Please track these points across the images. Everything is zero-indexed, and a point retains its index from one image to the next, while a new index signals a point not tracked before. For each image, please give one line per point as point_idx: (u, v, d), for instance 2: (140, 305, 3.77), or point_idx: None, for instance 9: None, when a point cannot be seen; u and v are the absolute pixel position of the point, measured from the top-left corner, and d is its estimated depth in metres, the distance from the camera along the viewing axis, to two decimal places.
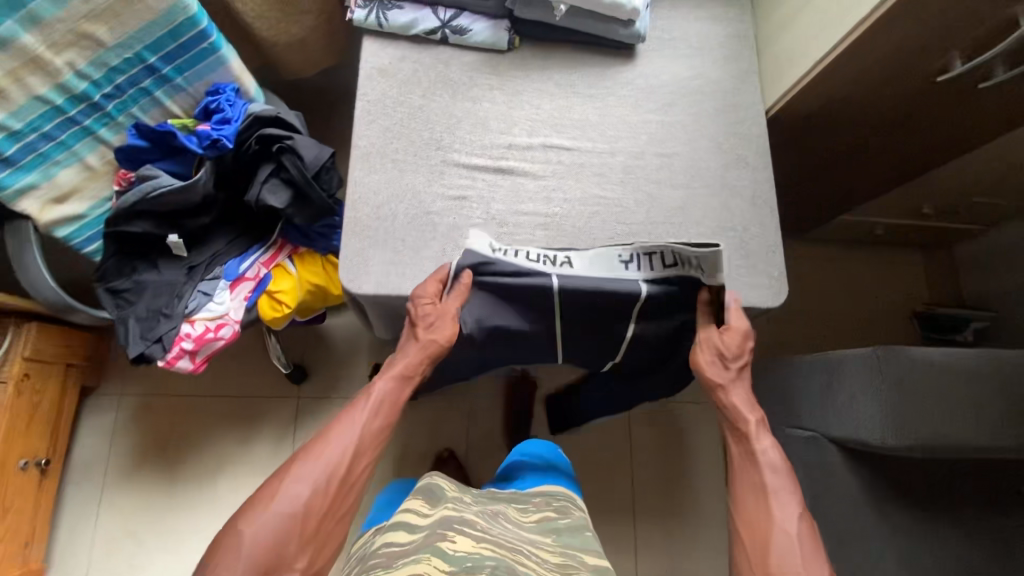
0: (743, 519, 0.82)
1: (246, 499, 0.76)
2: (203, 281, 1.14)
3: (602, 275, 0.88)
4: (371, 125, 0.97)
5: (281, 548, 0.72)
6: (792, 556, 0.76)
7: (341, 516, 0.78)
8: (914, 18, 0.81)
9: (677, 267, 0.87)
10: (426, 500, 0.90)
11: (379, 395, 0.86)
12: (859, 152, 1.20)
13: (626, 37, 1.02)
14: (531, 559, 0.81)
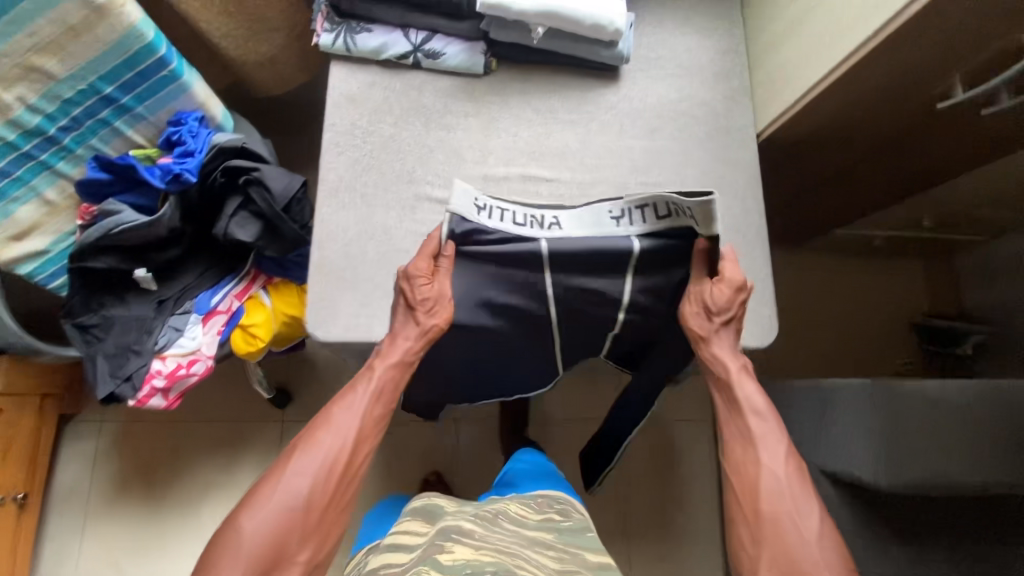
0: (732, 462, 0.85)
1: (246, 495, 0.77)
2: (173, 315, 1.11)
3: (591, 234, 0.77)
4: (339, 157, 0.92)
5: (283, 541, 0.74)
6: (781, 497, 0.80)
7: (344, 503, 0.80)
8: (914, 44, 0.75)
9: (672, 218, 0.76)
10: (425, 521, 0.89)
11: (381, 379, 0.85)
12: (856, 170, 1.15)
13: (608, 58, 0.96)
14: (531, 562, 0.78)
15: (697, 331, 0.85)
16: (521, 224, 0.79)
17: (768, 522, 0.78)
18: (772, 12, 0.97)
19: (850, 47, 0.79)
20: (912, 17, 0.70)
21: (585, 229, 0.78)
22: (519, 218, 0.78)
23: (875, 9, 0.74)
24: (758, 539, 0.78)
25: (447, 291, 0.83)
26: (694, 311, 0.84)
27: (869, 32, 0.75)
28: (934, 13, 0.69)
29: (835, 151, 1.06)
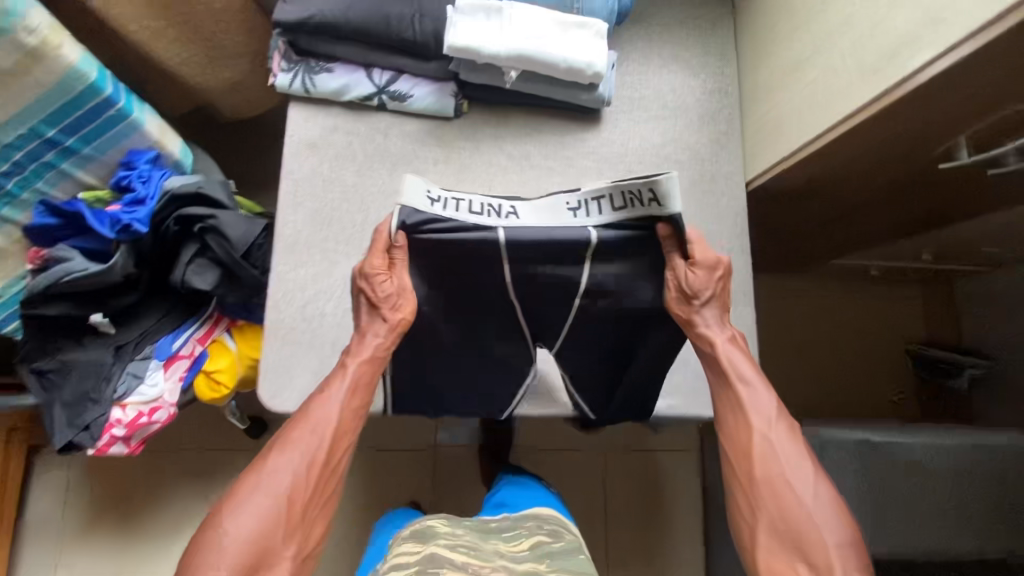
0: (727, 434, 0.77)
1: (223, 496, 0.70)
2: (132, 362, 1.06)
3: (549, 227, 0.73)
4: (297, 210, 0.86)
5: (267, 544, 0.67)
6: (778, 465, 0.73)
7: (329, 496, 0.74)
8: (920, 112, 0.68)
9: (628, 208, 0.72)
10: (416, 543, 0.84)
11: (354, 375, 0.77)
12: (852, 214, 1.09)
13: (588, 102, 0.90)
14: None
15: (679, 315, 0.78)
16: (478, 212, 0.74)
17: (768, 492, 0.71)
18: (766, 53, 0.90)
19: (843, 111, 0.72)
20: (910, 91, 0.64)
21: (543, 220, 0.73)
22: (474, 206, 0.73)
23: (872, 74, 0.68)
24: (757, 511, 0.71)
25: (408, 284, 0.78)
26: (673, 295, 0.78)
27: (864, 99, 0.69)
28: (934, 88, 0.63)
29: (829, 198, 0.99)
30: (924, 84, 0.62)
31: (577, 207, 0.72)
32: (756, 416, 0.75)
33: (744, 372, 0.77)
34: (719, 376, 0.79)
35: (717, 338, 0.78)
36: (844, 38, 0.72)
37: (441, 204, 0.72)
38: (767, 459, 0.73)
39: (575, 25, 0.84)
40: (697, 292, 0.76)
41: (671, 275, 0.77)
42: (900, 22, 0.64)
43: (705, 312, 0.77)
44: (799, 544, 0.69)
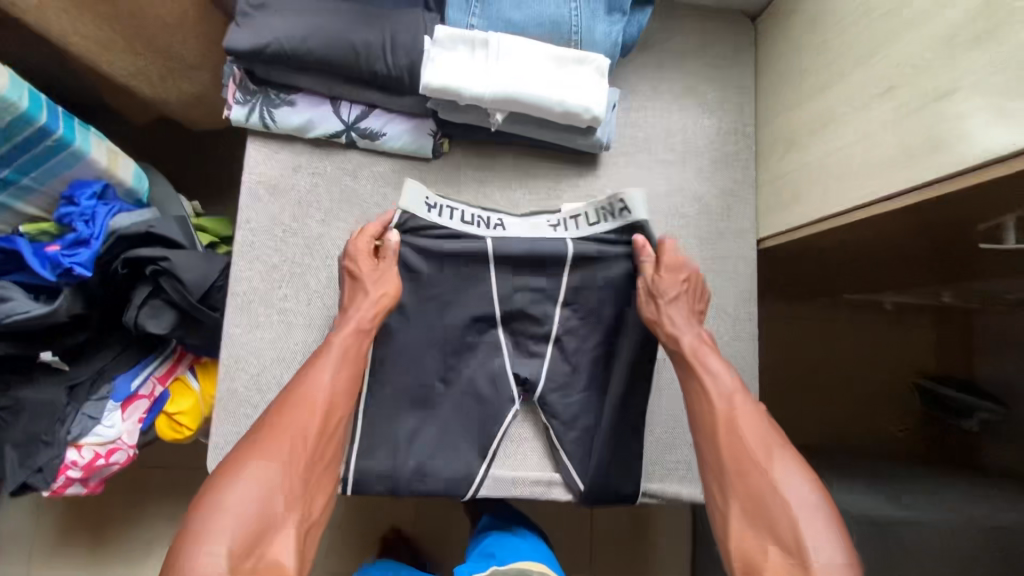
0: (697, 420, 0.68)
1: (210, 477, 0.59)
2: (88, 402, 0.98)
3: (530, 241, 0.78)
4: (254, 263, 0.77)
5: (267, 518, 0.57)
6: (743, 441, 0.63)
7: (328, 464, 0.64)
8: (974, 198, 0.58)
9: (603, 222, 0.78)
10: None
11: (341, 342, 0.70)
12: (871, 266, 0.99)
13: (585, 146, 0.80)
14: None
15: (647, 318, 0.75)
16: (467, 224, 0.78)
17: (735, 472, 0.62)
18: (789, 96, 0.79)
19: (882, 188, 0.62)
20: (953, 191, 0.55)
21: (526, 233, 0.78)
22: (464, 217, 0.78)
23: (915, 157, 0.58)
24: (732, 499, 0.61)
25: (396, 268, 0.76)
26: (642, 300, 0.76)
27: (900, 185, 0.60)
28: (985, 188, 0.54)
29: (849, 255, 0.90)
30: (978, 185, 0.53)
31: (558, 224, 0.78)
32: (721, 396, 0.67)
33: (706, 358, 0.70)
34: (686, 374, 0.71)
35: (679, 328, 0.72)
36: (887, 105, 0.62)
37: (436, 211, 0.77)
38: (736, 437, 0.64)
39: (572, 61, 0.73)
40: (666, 288, 0.73)
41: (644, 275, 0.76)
42: (956, 105, 0.54)
43: (677, 307, 0.73)
44: (768, 524, 0.58)
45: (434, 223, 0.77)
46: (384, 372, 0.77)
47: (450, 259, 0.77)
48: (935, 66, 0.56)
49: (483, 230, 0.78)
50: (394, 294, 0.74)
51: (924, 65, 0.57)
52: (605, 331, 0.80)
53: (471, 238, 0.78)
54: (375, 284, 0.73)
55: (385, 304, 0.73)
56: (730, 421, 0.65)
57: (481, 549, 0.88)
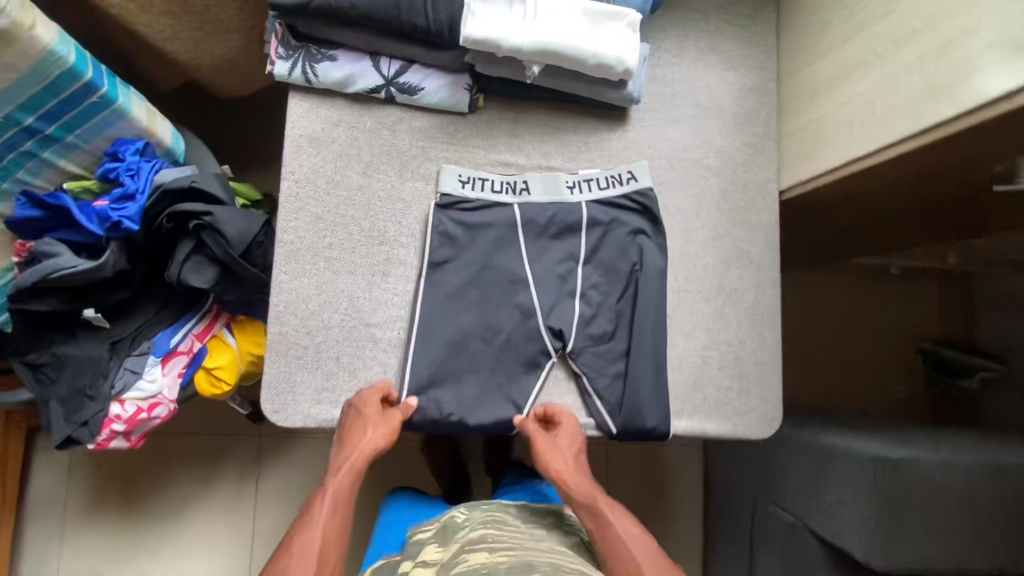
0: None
1: None
2: (130, 357, 1.01)
3: (556, 203, 0.83)
4: (299, 213, 0.80)
5: None
6: None
7: None
8: (997, 133, 0.62)
9: (615, 187, 0.84)
10: (436, 538, 0.78)
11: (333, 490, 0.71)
12: (883, 222, 1.03)
13: (615, 99, 0.83)
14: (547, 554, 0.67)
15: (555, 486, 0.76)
16: (498, 191, 0.83)
17: None
18: (812, 51, 0.82)
19: (906, 128, 0.66)
20: (970, 126, 0.59)
21: (552, 196, 0.84)
22: (495, 185, 0.83)
23: (937, 98, 0.62)
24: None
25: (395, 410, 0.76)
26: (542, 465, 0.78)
27: (921, 126, 0.64)
28: (1002, 121, 0.58)
29: (861, 209, 0.94)
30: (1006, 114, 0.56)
31: (574, 186, 0.84)
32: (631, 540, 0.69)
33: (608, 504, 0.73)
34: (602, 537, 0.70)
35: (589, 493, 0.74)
36: (910, 50, 0.65)
37: (470, 185, 0.82)
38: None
39: (604, 16, 0.76)
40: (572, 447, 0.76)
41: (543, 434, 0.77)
42: (978, 44, 0.58)
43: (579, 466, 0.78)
44: None
45: (467, 196, 0.82)
46: (425, 317, 0.80)
47: (486, 216, 0.82)
48: (958, 8, 0.59)
49: (512, 196, 0.83)
50: (391, 436, 0.74)
51: (948, 9, 0.61)
52: (631, 279, 0.83)
53: (504, 200, 0.83)
54: (375, 424, 0.74)
55: (379, 444, 0.73)
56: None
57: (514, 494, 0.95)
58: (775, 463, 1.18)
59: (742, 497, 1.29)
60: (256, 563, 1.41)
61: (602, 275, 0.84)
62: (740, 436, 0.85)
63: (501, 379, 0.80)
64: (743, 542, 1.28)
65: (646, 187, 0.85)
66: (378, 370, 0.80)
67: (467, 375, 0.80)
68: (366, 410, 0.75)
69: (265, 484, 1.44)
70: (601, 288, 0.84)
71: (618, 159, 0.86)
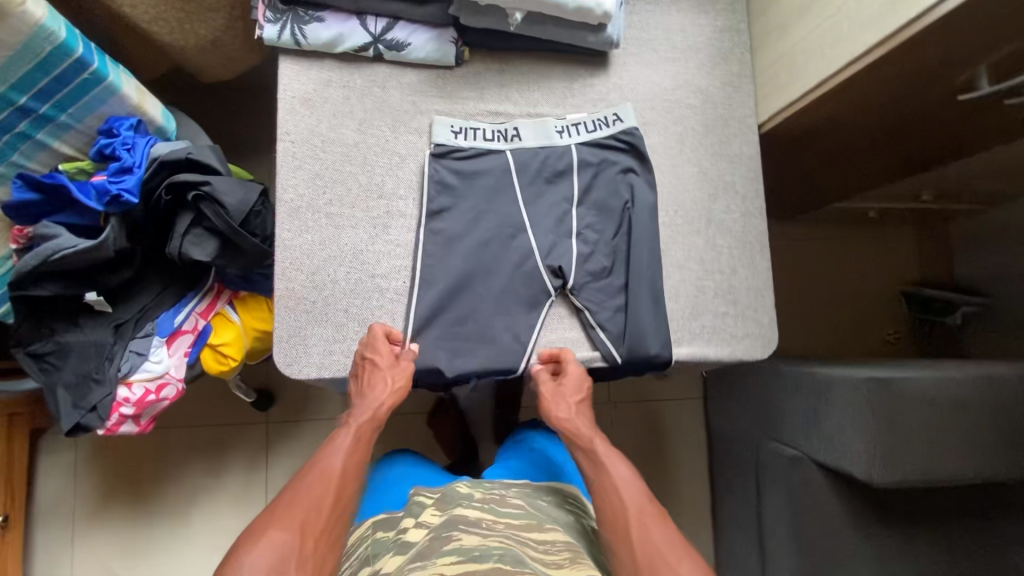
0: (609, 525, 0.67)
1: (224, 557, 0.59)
2: (135, 340, 1.02)
3: (546, 148, 0.86)
4: (297, 172, 0.82)
5: None
6: (655, 546, 0.63)
7: (335, 543, 0.63)
8: (952, 32, 0.66)
9: (602, 129, 0.87)
10: (438, 501, 0.80)
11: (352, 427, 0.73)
12: (858, 155, 1.07)
13: (596, 44, 0.86)
14: (539, 542, 0.70)
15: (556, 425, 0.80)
16: (490, 139, 0.86)
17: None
18: None
19: (869, 39, 0.70)
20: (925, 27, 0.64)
21: (541, 141, 0.86)
22: (486, 134, 0.86)
23: (896, 5, 0.66)
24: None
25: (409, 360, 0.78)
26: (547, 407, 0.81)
27: (883, 34, 0.68)
28: (953, 18, 0.63)
29: (836, 139, 0.98)
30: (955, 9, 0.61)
31: (563, 131, 0.87)
32: (623, 492, 0.69)
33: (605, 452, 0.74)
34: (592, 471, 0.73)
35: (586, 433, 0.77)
36: None
37: (462, 135, 0.84)
38: (643, 540, 0.63)
39: None
40: (572, 399, 0.78)
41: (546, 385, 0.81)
42: None
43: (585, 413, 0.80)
44: None
45: (460, 145, 0.84)
46: (427, 265, 0.82)
47: (479, 164, 0.84)
48: None
49: (503, 143, 0.85)
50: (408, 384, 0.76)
51: None
52: (624, 215, 0.86)
53: (496, 148, 0.85)
54: (394, 373, 0.76)
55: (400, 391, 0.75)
56: (641, 531, 0.65)
57: (521, 462, 0.95)
58: (773, 402, 1.22)
59: (745, 441, 1.33)
60: None
61: (596, 215, 0.86)
62: (740, 359, 0.88)
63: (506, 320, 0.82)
64: (748, 484, 1.31)
65: (633, 127, 0.88)
66: (387, 319, 0.81)
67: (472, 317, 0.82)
68: (386, 358, 0.76)
69: (275, 470, 1.44)
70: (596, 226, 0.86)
71: (602, 103, 0.89)
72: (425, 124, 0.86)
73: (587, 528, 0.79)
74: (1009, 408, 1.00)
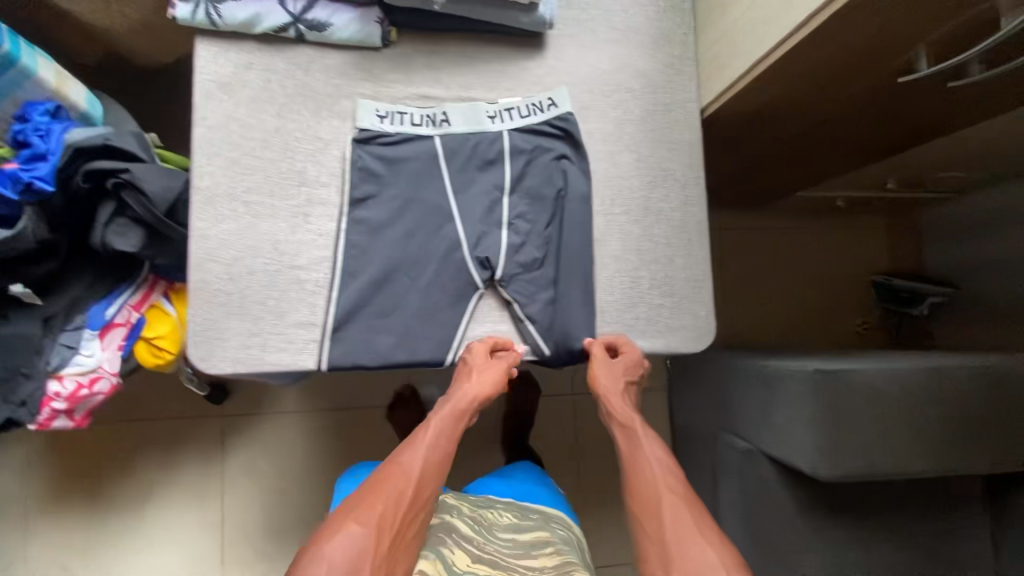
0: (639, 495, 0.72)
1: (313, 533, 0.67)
2: (65, 332, 0.99)
3: (475, 133, 0.83)
4: (214, 159, 0.78)
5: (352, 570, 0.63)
6: (684, 521, 0.68)
7: (410, 538, 0.69)
8: (881, 8, 0.63)
9: (535, 115, 0.84)
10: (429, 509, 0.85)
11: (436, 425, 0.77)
12: (813, 141, 1.04)
13: (528, 24, 0.82)
14: (524, 561, 0.76)
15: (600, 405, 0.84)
16: (418, 125, 0.82)
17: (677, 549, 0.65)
18: None
19: (798, 17, 0.67)
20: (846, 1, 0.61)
21: (471, 127, 0.83)
22: (414, 120, 0.82)
23: None
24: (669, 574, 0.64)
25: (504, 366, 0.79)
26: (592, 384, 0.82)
27: (808, 11, 0.65)
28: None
29: (785, 124, 0.95)
30: None
31: (494, 116, 0.83)
32: (655, 472, 0.74)
33: (645, 434, 0.78)
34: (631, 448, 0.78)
35: (630, 411, 0.81)
36: None
37: (388, 120, 0.81)
38: (672, 518, 0.69)
39: None
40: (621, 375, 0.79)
41: (595, 365, 0.80)
42: None
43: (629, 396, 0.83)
44: None
45: (386, 130, 0.81)
46: (349, 255, 0.78)
47: (405, 151, 0.81)
48: None
49: (432, 129, 0.82)
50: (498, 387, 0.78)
51: None
52: (558, 206, 0.83)
53: (424, 134, 0.82)
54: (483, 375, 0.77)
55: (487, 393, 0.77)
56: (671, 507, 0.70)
57: (505, 483, 0.96)
58: (729, 395, 1.20)
59: (704, 435, 1.31)
60: (228, 542, 1.41)
61: (528, 205, 0.83)
62: (675, 353, 0.86)
63: (433, 313, 0.79)
64: (707, 478, 1.29)
65: (568, 112, 0.85)
66: (306, 312, 0.78)
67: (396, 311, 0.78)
68: (477, 361, 0.78)
69: (231, 465, 1.42)
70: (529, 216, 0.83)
71: (537, 87, 0.85)
72: (348, 109, 0.82)
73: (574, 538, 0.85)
74: (959, 402, 0.98)
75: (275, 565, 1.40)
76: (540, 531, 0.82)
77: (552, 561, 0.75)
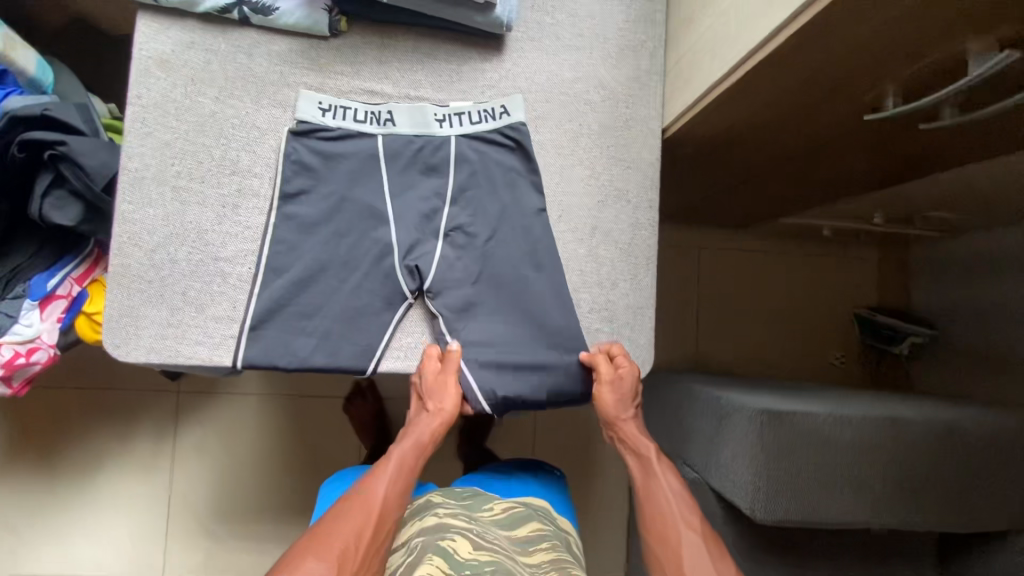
0: (653, 526, 0.75)
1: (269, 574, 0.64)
2: (4, 301, 0.93)
3: (420, 135, 0.80)
4: (146, 140, 0.76)
5: None
6: (700, 558, 0.70)
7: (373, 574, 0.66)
8: (842, 39, 0.58)
9: (485, 122, 0.80)
10: (414, 514, 0.79)
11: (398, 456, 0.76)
12: (790, 167, 0.99)
13: (484, 24, 0.78)
14: (522, 556, 0.70)
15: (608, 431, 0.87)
16: (361, 121, 0.79)
17: None
18: None
19: (754, 42, 0.63)
20: (797, 32, 0.57)
21: (416, 128, 0.80)
22: (359, 115, 0.79)
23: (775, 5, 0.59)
24: None
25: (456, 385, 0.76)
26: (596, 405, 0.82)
27: (763, 35, 0.61)
28: (824, 25, 0.55)
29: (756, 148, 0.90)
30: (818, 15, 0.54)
31: (443, 119, 0.80)
32: (672, 503, 0.76)
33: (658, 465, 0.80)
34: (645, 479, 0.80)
35: (642, 440, 0.83)
36: None
37: (330, 113, 0.78)
38: (689, 555, 0.70)
39: None
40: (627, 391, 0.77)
41: (601, 386, 0.77)
42: None
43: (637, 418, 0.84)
44: None
45: (326, 125, 0.78)
46: (274, 252, 0.76)
47: (343, 149, 0.78)
48: None
49: (375, 127, 0.79)
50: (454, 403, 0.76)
51: None
52: (499, 218, 0.80)
53: (366, 133, 0.79)
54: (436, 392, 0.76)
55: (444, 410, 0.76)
56: (688, 541, 0.72)
57: (493, 481, 0.93)
58: (682, 422, 1.15)
59: None
60: (174, 518, 1.36)
61: (468, 215, 0.80)
62: None
63: (356, 319, 0.76)
64: None
65: (520, 121, 0.81)
66: (227, 306, 0.75)
67: (319, 312, 0.76)
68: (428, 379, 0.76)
69: (182, 443, 1.38)
70: (469, 226, 0.80)
71: (491, 92, 0.81)
72: (290, 98, 0.78)
73: (568, 536, 0.82)
74: (910, 453, 0.94)
75: (223, 544, 1.36)
76: (536, 525, 0.78)
77: (549, 556, 0.72)
